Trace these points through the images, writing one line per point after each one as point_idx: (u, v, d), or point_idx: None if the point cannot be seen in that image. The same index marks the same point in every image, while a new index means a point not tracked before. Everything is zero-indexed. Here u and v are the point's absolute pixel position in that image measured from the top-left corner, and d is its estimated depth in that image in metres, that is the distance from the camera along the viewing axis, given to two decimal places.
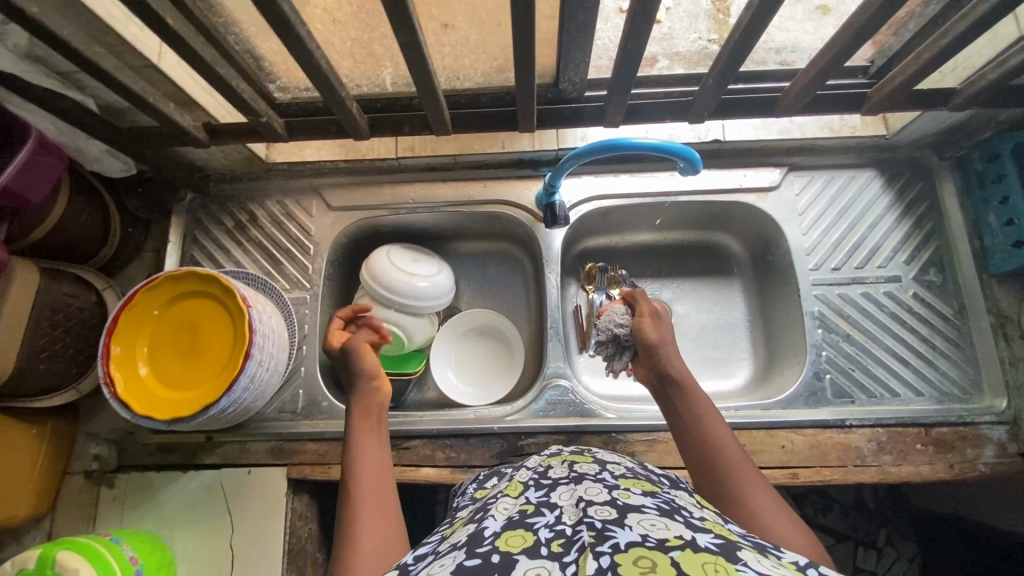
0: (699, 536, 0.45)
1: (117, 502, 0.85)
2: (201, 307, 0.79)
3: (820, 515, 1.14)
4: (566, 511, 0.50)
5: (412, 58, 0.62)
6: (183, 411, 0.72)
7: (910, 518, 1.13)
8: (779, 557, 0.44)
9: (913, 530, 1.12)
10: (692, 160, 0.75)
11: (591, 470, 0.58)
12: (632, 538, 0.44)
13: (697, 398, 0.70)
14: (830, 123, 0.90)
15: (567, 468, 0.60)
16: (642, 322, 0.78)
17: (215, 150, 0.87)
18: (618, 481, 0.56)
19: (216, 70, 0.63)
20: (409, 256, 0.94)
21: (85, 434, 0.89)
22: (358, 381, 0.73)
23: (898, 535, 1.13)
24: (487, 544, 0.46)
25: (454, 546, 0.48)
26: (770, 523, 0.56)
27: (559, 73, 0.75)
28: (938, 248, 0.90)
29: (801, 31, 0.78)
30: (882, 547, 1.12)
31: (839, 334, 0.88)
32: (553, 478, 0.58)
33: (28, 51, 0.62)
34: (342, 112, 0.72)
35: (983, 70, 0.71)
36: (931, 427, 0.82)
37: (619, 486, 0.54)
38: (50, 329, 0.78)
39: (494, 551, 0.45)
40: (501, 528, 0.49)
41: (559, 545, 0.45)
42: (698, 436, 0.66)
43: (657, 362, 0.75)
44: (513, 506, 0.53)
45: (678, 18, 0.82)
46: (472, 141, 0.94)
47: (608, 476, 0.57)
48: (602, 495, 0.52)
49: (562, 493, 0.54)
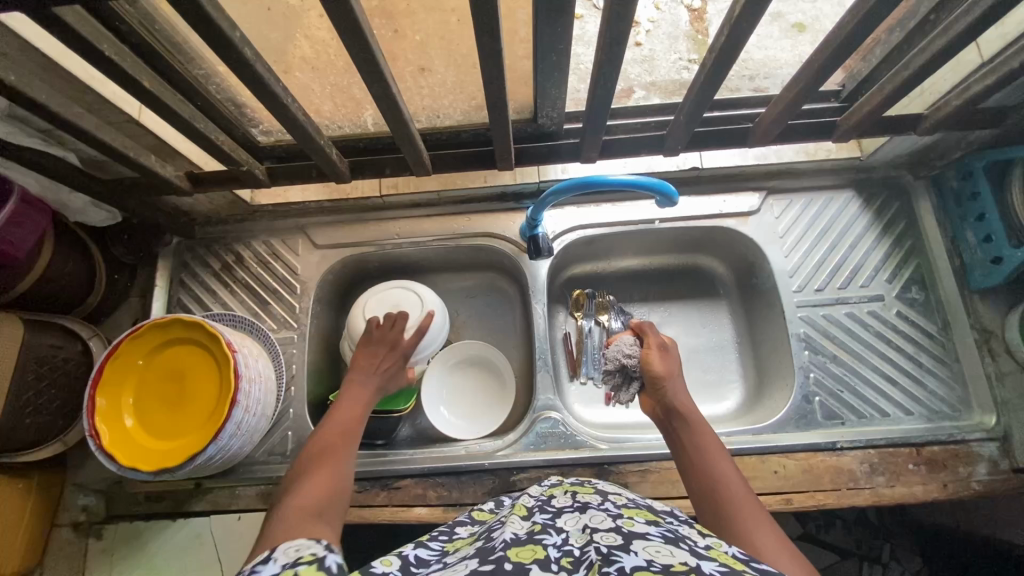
0: (704, 563, 0.44)
1: (107, 553, 0.84)
2: (187, 356, 0.78)
3: (822, 531, 1.15)
4: (572, 535, 0.51)
5: (387, 107, 0.64)
6: (170, 461, 0.72)
7: (912, 529, 1.14)
8: None
9: (917, 543, 1.13)
10: (668, 194, 0.76)
11: (594, 500, 0.58)
12: (638, 562, 0.43)
13: (700, 426, 0.71)
14: (806, 147, 0.93)
15: (570, 498, 0.60)
16: (649, 353, 0.81)
17: (200, 196, 0.88)
18: (621, 510, 0.56)
19: (195, 126, 0.64)
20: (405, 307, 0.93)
21: (72, 485, 0.88)
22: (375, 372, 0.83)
23: (902, 549, 1.13)
24: (497, 554, 0.47)
25: (463, 558, 0.49)
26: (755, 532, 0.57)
27: (537, 109, 0.76)
28: (918, 265, 0.91)
29: (779, 47, 0.88)
30: (887, 563, 1.12)
31: (827, 355, 0.88)
32: (557, 506, 0.58)
33: (10, 113, 0.63)
34: (321, 158, 0.73)
35: (948, 95, 0.72)
36: (923, 446, 0.82)
37: (622, 514, 0.54)
38: (35, 382, 0.77)
39: (506, 558, 0.46)
40: (510, 542, 0.49)
41: (568, 562, 0.47)
42: (700, 464, 0.66)
43: (662, 394, 0.77)
44: (521, 525, 0.53)
45: (659, 39, 0.92)
46: (457, 178, 0.96)
47: (611, 505, 0.57)
48: (607, 522, 0.52)
49: (568, 520, 0.54)
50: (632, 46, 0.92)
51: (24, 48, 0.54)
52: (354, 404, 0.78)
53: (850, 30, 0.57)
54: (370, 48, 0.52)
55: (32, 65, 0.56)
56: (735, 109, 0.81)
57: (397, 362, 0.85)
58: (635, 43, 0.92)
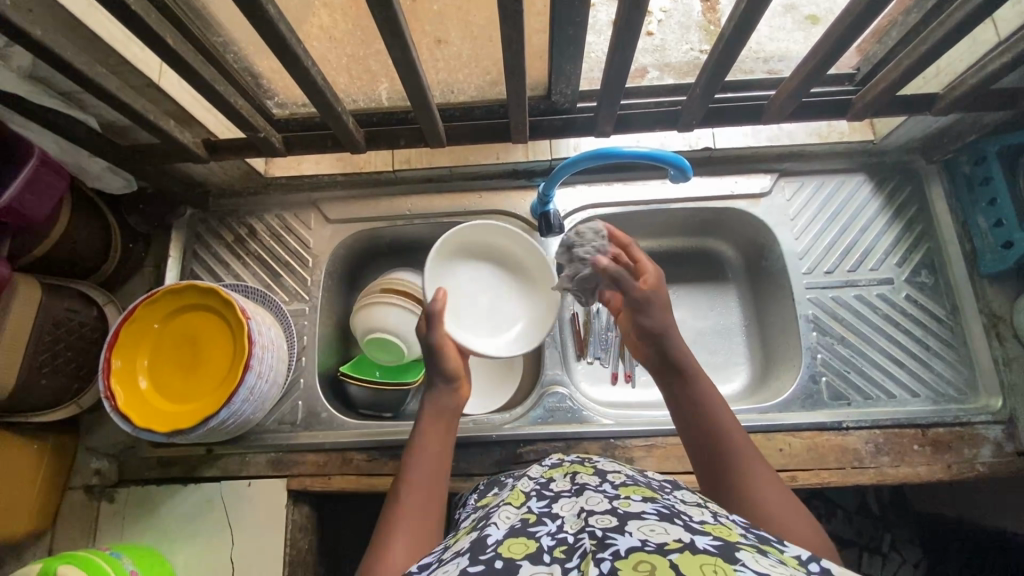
0: (698, 538, 0.45)
1: (119, 515, 0.85)
2: (200, 320, 0.79)
3: (824, 520, 1.16)
4: (568, 521, 0.51)
5: (405, 74, 0.65)
6: (183, 424, 0.73)
7: (914, 522, 1.16)
8: (783, 552, 0.45)
9: (917, 535, 1.15)
10: (682, 168, 0.76)
11: (592, 481, 0.59)
12: (633, 543, 0.44)
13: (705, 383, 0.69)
14: (818, 129, 0.92)
15: (569, 481, 0.60)
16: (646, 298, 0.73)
17: (215, 165, 0.88)
18: (619, 489, 0.56)
19: (215, 88, 0.65)
20: (513, 242, 0.88)
21: (85, 449, 0.89)
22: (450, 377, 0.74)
23: (903, 540, 1.15)
24: (490, 550, 0.48)
25: (457, 553, 0.50)
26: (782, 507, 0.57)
27: (552, 85, 0.77)
28: (929, 250, 0.91)
29: (791, 39, 0.84)
30: (887, 553, 1.15)
31: (835, 336, 0.88)
32: (555, 490, 0.59)
33: (31, 73, 0.64)
34: (338, 126, 0.74)
35: (963, 75, 0.72)
36: (928, 428, 0.82)
37: (619, 495, 0.54)
38: (52, 344, 0.79)
39: (497, 556, 0.47)
40: (504, 536, 0.50)
41: (561, 551, 0.46)
42: (707, 427, 0.65)
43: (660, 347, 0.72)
44: (515, 515, 0.54)
45: (670, 30, 0.90)
46: (470, 153, 0.95)
47: (608, 486, 0.57)
48: (603, 504, 0.52)
49: (564, 505, 0.55)
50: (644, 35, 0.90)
51: (50, 3, 0.55)
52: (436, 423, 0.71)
53: (866, 5, 0.58)
54: (392, 10, 0.53)
55: (56, 21, 0.57)
56: (745, 91, 0.81)
57: (433, 356, 0.74)
58: (646, 32, 0.91)
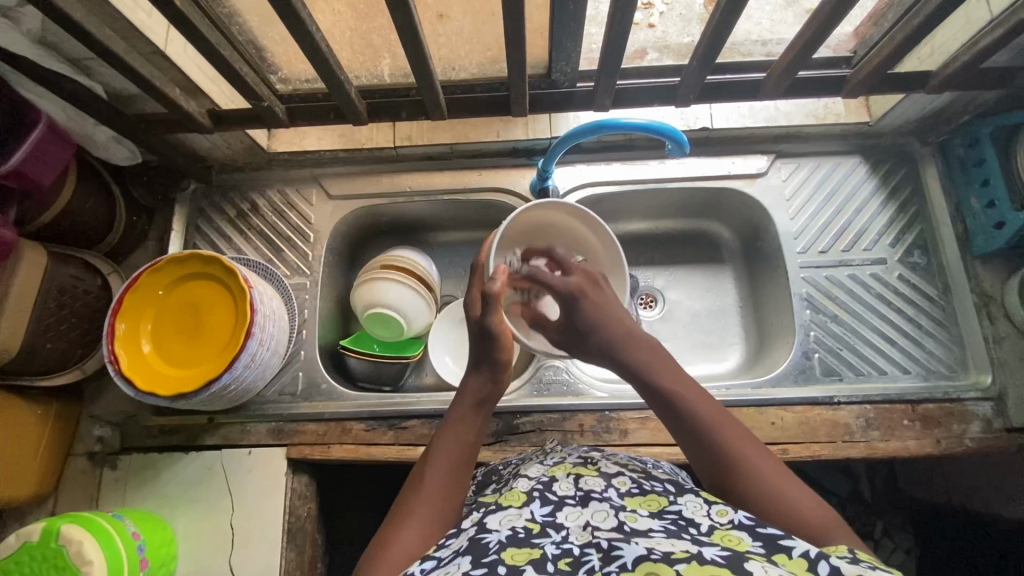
0: (706, 549, 0.47)
1: (121, 482, 0.87)
2: (204, 287, 0.81)
3: None
4: (573, 533, 0.53)
5: (408, 38, 0.66)
6: (186, 387, 0.74)
7: (905, 510, 1.17)
8: (789, 555, 0.48)
9: (909, 520, 1.16)
10: (679, 142, 0.78)
11: (597, 486, 0.60)
12: (639, 554, 0.47)
13: (680, 378, 0.65)
14: (816, 111, 0.93)
15: (572, 484, 0.60)
16: (587, 296, 0.73)
17: (218, 138, 0.89)
18: (625, 500, 0.58)
19: (220, 53, 0.66)
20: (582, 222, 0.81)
21: (88, 417, 0.90)
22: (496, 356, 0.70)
23: (893, 526, 1.15)
24: (492, 555, 0.50)
25: (457, 553, 0.52)
26: (784, 490, 0.57)
27: (552, 63, 0.78)
28: (922, 231, 0.92)
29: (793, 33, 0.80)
30: (879, 538, 1.15)
31: (827, 314, 0.89)
32: (559, 493, 0.59)
33: (41, 38, 0.65)
34: (341, 95, 0.75)
35: (955, 52, 0.74)
36: (918, 403, 0.84)
37: (625, 507, 0.56)
38: (57, 310, 0.80)
39: (500, 561, 0.49)
40: (506, 541, 0.52)
41: (566, 563, 0.48)
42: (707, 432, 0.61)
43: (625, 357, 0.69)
44: (517, 518, 0.55)
45: (671, 21, 0.84)
46: (469, 130, 0.97)
47: (613, 494, 0.59)
48: (610, 519, 0.54)
49: (569, 513, 0.56)
50: (642, 28, 0.85)
51: None
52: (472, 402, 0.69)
53: None
54: None
55: None
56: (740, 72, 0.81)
57: (488, 341, 0.69)
58: (646, 23, 0.84)
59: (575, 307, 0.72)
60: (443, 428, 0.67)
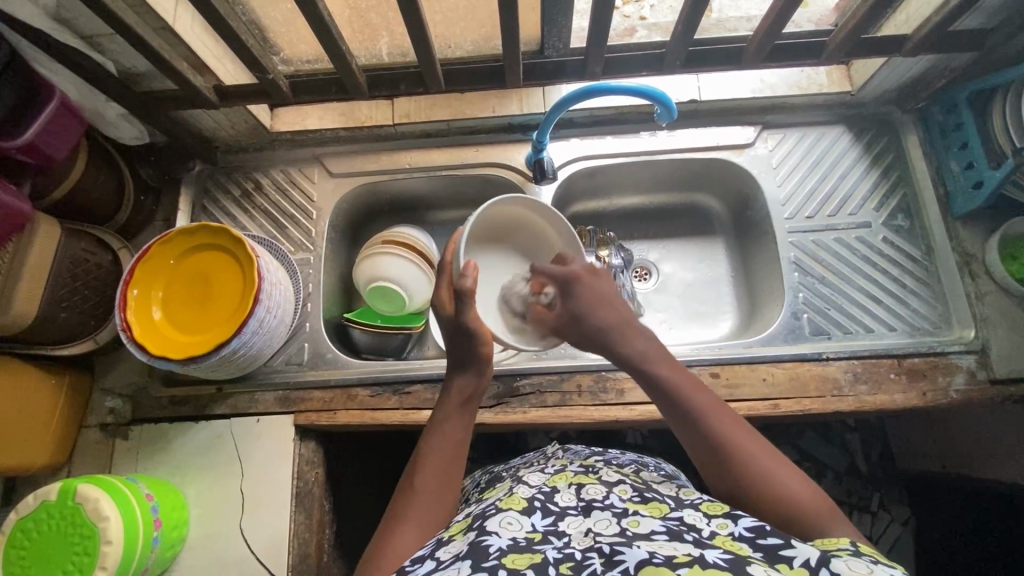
0: (708, 552, 0.49)
1: (133, 451, 0.89)
2: (210, 258, 0.83)
3: (815, 481, 1.21)
4: (575, 539, 0.55)
5: (407, 10, 0.70)
6: (197, 351, 0.77)
7: (901, 481, 1.20)
8: (790, 565, 0.48)
9: (904, 494, 1.20)
10: (669, 107, 0.82)
11: (598, 493, 0.62)
12: (642, 557, 0.48)
13: (678, 367, 0.66)
14: (799, 81, 0.96)
15: (574, 494, 0.63)
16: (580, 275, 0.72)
17: (222, 118, 0.93)
18: (626, 505, 0.60)
19: (228, 23, 0.69)
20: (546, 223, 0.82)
21: (99, 389, 0.93)
22: (474, 357, 0.71)
23: (890, 499, 1.20)
24: (492, 559, 0.52)
25: (458, 558, 0.53)
26: (787, 483, 0.58)
27: (544, 39, 0.82)
28: (905, 195, 0.95)
29: None
30: (876, 512, 1.20)
31: (815, 276, 0.92)
32: (560, 505, 0.62)
33: (55, 13, 0.69)
34: (343, 68, 0.78)
35: (928, 16, 0.77)
36: (904, 357, 0.87)
37: (626, 513, 0.58)
38: (71, 282, 0.83)
39: (500, 566, 0.50)
40: (507, 548, 0.53)
41: (568, 567, 0.50)
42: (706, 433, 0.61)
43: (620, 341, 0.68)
44: (519, 528, 0.57)
45: (662, 13, 0.90)
46: (465, 106, 0.99)
47: (615, 500, 0.61)
48: (612, 527, 0.56)
49: (571, 522, 0.58)
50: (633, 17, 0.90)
51: None
52: (455, 406, 0.70)
53: None
54: None
55: None
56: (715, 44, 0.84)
57: (463, 338, 0.71)
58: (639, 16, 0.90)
59: (573, 291, 0.72)
60: (432, 429, 0.69)
